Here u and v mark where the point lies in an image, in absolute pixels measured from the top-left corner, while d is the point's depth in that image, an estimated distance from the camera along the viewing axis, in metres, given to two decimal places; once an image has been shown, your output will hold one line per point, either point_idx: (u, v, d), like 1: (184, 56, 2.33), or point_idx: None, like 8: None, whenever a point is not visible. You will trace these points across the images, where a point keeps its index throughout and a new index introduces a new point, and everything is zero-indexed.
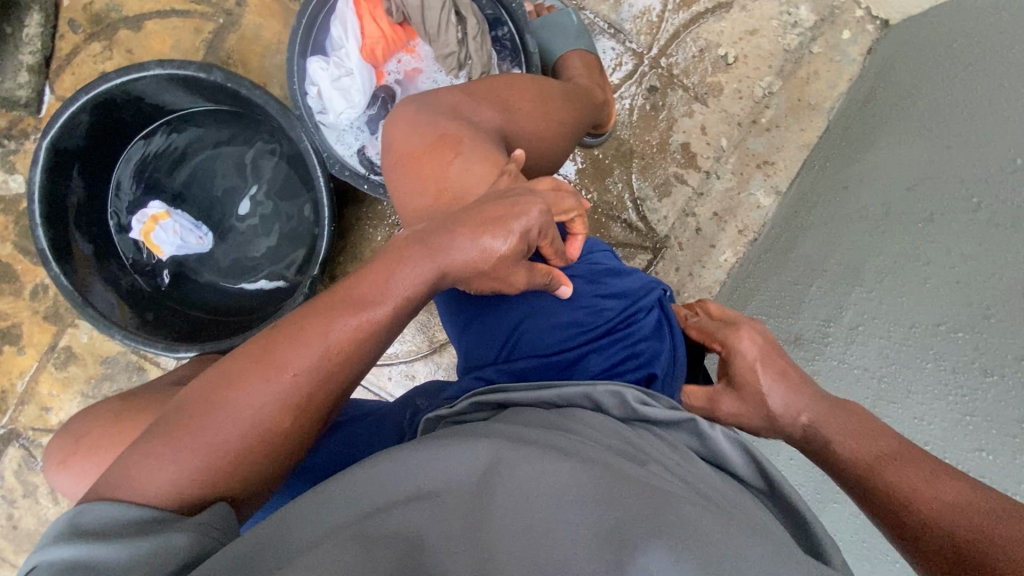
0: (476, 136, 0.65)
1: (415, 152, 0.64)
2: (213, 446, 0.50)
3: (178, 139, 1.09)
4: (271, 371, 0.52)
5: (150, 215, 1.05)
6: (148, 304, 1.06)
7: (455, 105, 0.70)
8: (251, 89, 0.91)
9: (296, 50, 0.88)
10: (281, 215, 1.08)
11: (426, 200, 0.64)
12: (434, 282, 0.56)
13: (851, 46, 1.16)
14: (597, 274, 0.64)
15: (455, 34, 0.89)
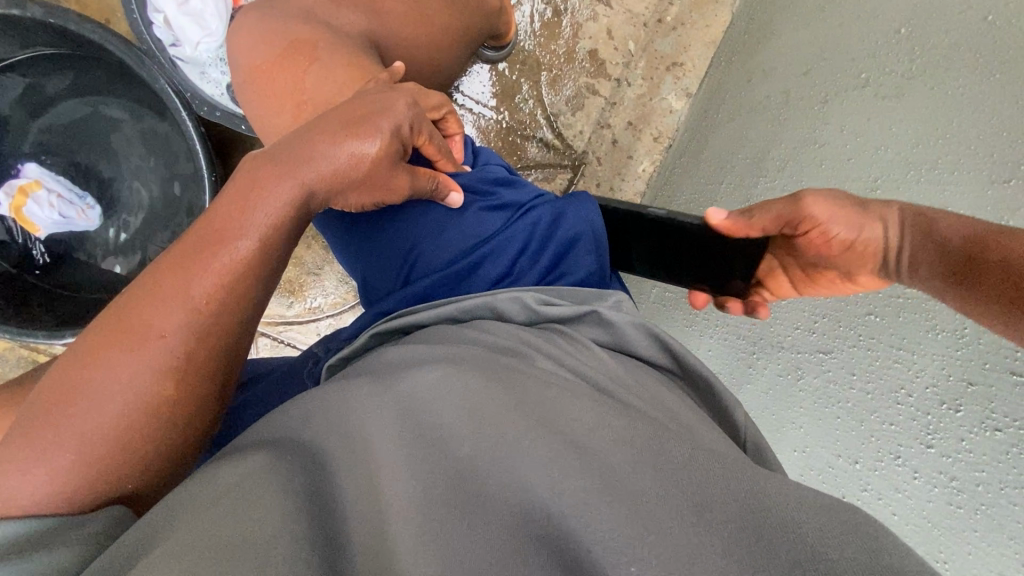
0: (332, 41, 0.66)
1: (270, 66, 0.67)
2: (88, 432, 0.45)
3: (15, 95, 0.93)
4: (136, 335, 0.47)
5: (20, 185, 0.93)
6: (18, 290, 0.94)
7: (305, 18, 0.68)
8: (79, 23, 0.77)
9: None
10: (157, 173, 0.96)
11: (289, 114, 0.66)
12: (302, 199, 0.55)
13: None
14: (482, 188, 0.68)
15: None
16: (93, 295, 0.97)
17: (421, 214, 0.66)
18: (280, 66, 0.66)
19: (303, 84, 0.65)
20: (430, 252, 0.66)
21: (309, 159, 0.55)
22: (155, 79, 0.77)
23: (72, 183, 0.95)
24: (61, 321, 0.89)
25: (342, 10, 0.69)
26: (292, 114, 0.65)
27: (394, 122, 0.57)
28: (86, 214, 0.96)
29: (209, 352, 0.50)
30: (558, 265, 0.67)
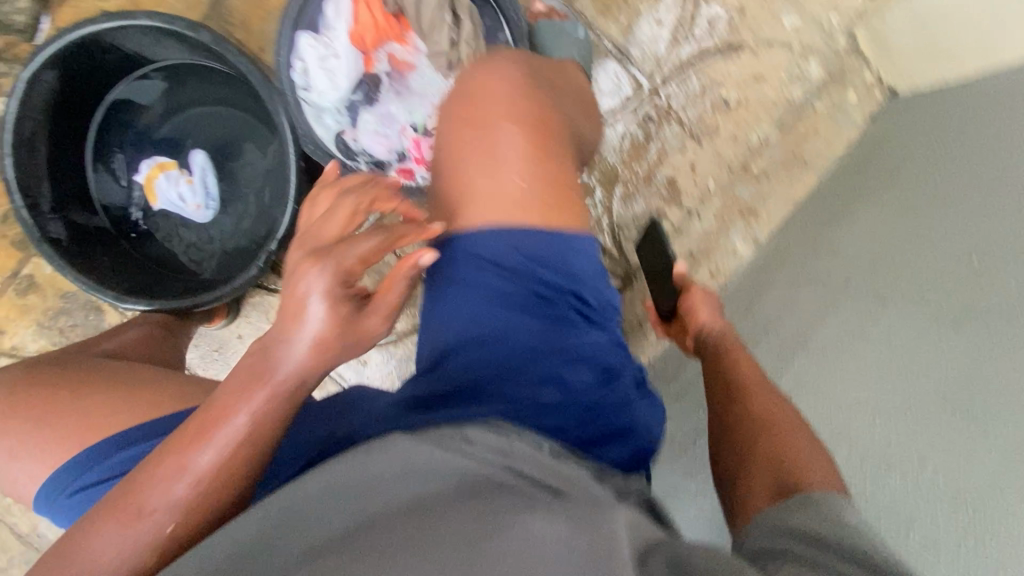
0: (526, 116, 0.70)
1: (468, 113, 0.69)
2: (147, 520, 0.53)
3: (165, 88, 1.06)
4: (190, 448, 0.55)
5: (164, 163, 1.05)
6: (116, 252, 1.04)
7: (542, 99, 0.72)
8: (236, 57, 0.88)
9: (286, 29, 0.87)
10: (260, 185, 1.07)
11: (460, 161, 0.69)
12: (317, 343, 0.59)
13: (855, 109, 1.14)
14: (572, 311, 0.70)
15: (448, 35, 0.87)
16: (168, 272, 1.05)
17: (512, 306, 0.68)
18: (451, 126, 0.70)
19: (490, 154, 0.68)
20: (505, 346, 0.67)
21: (289, 319, 0.59)
22: (280, 115, 0.87)
23: (204, 179, 1.06)
24: (132, 287, 0.97)
25: (540, 90, 0.73)
26: (455, 178, 0.70)
27: (341, 265, 0.60)
28: (199, 209, 1.06)
29: (233, 466, 0.55)
30: (610, 405, 0.68)
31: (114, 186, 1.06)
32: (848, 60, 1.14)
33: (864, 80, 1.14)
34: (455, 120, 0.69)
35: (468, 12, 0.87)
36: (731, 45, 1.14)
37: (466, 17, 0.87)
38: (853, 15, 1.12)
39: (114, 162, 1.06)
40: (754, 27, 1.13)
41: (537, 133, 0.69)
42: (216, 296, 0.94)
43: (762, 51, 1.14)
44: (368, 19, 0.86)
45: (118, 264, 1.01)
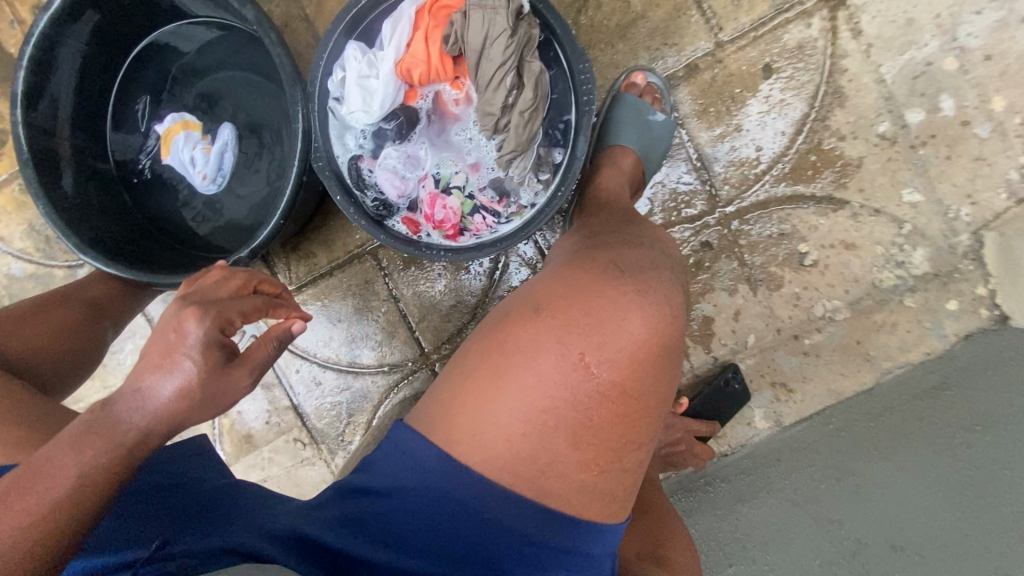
0: (613, 365, 0.53)
1: (552, 312, 0.54)
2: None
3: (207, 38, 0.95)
4: (44, 477, 0.47)
5: (188, 120, 0.93)
6: (110, 193, 0.97)
7: (656, 355, 0.55)
8: (272, 45, 0.78)
9: (335, 33, 0.78)
10: (269, 169, 0.95)
11: (492, 340, 0.55)
12: (198, 387, 0.53)
13: (950, 319, 0.95)
14: None
15: (502, 98, 0.73)
16: (149, 230, 0.98)
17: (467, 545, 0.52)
18: (513, 330, 0.55)
19: (548, 393, 0.52)
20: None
21: (164, 364, 0.52)
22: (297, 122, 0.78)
23: (224, 152, 0.94)
24: (100, 238, 0.89)
25: (648, 333, 0.54)
26: (484, 357, 0.55)
27: (222, 317, 0.55)
28: (204, 181, 0.94)
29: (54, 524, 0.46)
30: None
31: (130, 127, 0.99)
32: (964, 262, 0.94)
33: (974, 293, 0.94)
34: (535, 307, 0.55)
35: (534, 79, 0.73)
36: (831, 198, 0.96)
37: (531, 83, 0.74)
38: (990, 215, 0.92)
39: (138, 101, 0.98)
40: (866, 188, 0.95)
41: (627, 392, 0.53)
42: (170, 279, 0.84)
43: (864, 217, 0.96)
44: (421, 50, 0.75)
45: (106, 207, 0.94)
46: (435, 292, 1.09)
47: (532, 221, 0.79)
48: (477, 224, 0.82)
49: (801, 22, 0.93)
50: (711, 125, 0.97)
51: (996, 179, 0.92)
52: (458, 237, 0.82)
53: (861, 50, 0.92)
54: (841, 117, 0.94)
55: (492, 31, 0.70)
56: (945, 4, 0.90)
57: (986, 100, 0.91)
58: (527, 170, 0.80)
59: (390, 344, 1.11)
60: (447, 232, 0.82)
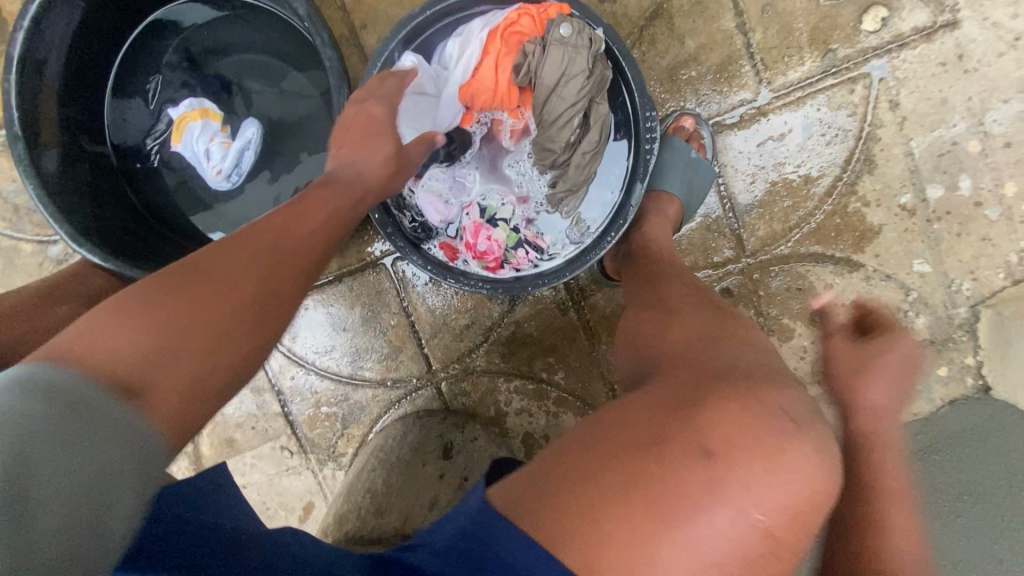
0: (783, 524, 0.52)
1: (732, 455, 0.52)
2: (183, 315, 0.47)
3: (234, 22, 0.90)
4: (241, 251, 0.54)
5: (204, 109, 0.88)
6: (108, 176, 0.90)
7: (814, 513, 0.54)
8: (323, 46, 0.72)
9: (393, 37, 0.71)
10: (291, 170, 0.91)
11: (656, 473, 0.51)
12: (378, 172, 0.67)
13: (940, 385, 1.01)
14: None
15: (567, 137, 0.71)
16: (150, 221, 0.91)
17: None
18: (686, 469, 0.51)
19: (716, 542, 0.50)
20: None
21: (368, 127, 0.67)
22: None
23: (240, 148, 0.89)
24: (98, 227, 0.82)
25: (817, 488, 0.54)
26: (649, 489, 0.51)
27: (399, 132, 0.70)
28: (217, 176, 0.89)
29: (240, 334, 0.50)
30: None
31: (139, 107, 0.92)
32: (958, 333, 1.00)
33: (964, 362, 1.00)
34: (714, 447, 0.52)
35: (602, 122, 0.72)
36: (848, 260, 1.00)
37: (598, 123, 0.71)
38: (988, 292, 0.98)
39: (150, 80, 0.91)
40: (881, 253, 0.99)
41: (789, 544, 0.53)
42: None
43: (875, 281, 1.00)
44: (491, 74, 0.71)
45: (104, 191, 0.87)
46: (449, 308, 1.05)
47: (578, 261, 0.77)
48: (519, 259, 0.80)
49: (844, 86, 0.95)
50: (745, 175, 0.98)
51: (997, 259, 0.98)
52: (498, 269, 0.79)
53: (895, 121, 0.96)
54: (869, 183, 0.97)
55: (570, 67, 0.67)
56: (977, 89, 0.94)
57: (1000, 185, 0.96)
58: (575, 207, 0.77)
59: (396, 358, 1.07)
60: (490, 266, 0.79)
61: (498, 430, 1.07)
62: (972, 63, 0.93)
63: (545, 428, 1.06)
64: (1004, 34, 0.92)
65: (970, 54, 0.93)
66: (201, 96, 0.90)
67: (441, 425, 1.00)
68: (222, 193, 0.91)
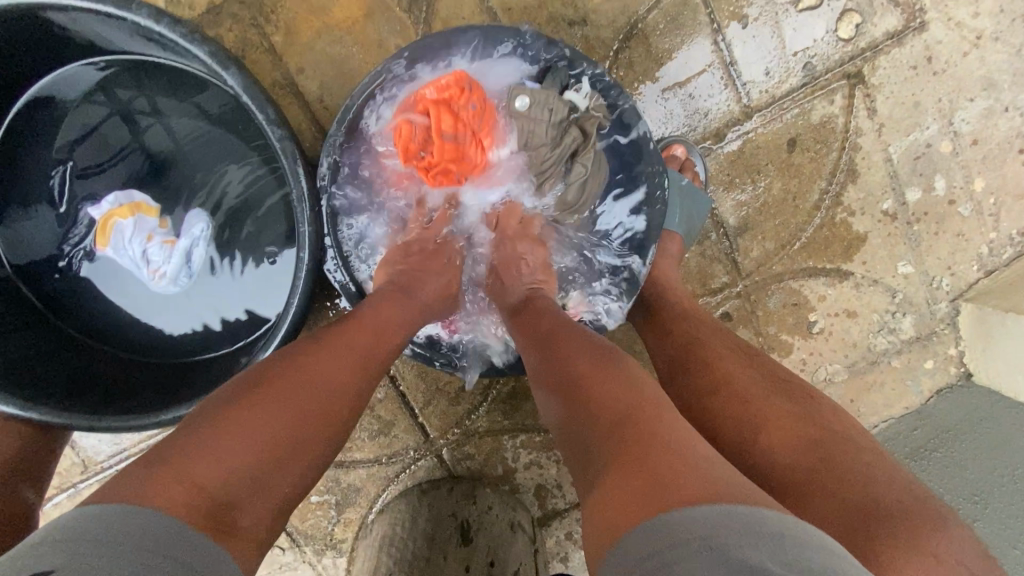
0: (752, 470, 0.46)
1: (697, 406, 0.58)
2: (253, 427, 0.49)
3: (139, 84, 0.73)
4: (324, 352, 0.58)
5: (134, 202, 0.74)
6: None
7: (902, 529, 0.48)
8: (271, 124, 0.59)
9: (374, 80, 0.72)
10: (237, 255, 0.77)
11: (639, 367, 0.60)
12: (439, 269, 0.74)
13: (926, 377, 1.04)
14: None
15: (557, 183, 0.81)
16: (77, 340, 0.74)
17: None
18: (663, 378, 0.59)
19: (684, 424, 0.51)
20: None
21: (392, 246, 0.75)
22: (305, 223, 0.63)
23: (185, 248, 0.75)
24: (9, 366, 0.65)
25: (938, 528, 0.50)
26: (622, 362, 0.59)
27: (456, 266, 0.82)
28: (160, 282, 0.75)
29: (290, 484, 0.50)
30: None
31: (44, 211, 0.75)
32: (940, 327, 1.03)
33: (946, 354, 1.03)
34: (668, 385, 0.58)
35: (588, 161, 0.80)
36: (838, 270, 0.99)
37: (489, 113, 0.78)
38: (965, 286, 1.01)
39: (50, 174, 0.74)
40: (868, 260, 0.99)
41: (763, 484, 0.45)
42: (129, 418, 0.63)
43: (865, 288, 1.00)
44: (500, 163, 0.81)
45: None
46: (441, 371, 0.97)
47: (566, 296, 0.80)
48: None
49: (825, 98, 0.92)
50: (733, 198, 0.94)
51: (971, 253, 1.01)
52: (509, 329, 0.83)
53: (874, 129, 0.94)
54: (853, 192, 0.96)
55: (556, 129, 0.78)
56: (947, 89, 0.94)
57: (969, 182, 0.98)
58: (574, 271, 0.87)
59: (389, 432, 0.97)
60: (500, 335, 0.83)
61: (509, 488, 1.00)
62: (941, 64, 0.94)
63: (557, 478, 1.01)
64: (967, 33, 0.93)
65: (938, 55, 0.93)
66: (127, 185, 0.75)
67: (450, 501, 0.92)
68: (166, 301, 0.77)
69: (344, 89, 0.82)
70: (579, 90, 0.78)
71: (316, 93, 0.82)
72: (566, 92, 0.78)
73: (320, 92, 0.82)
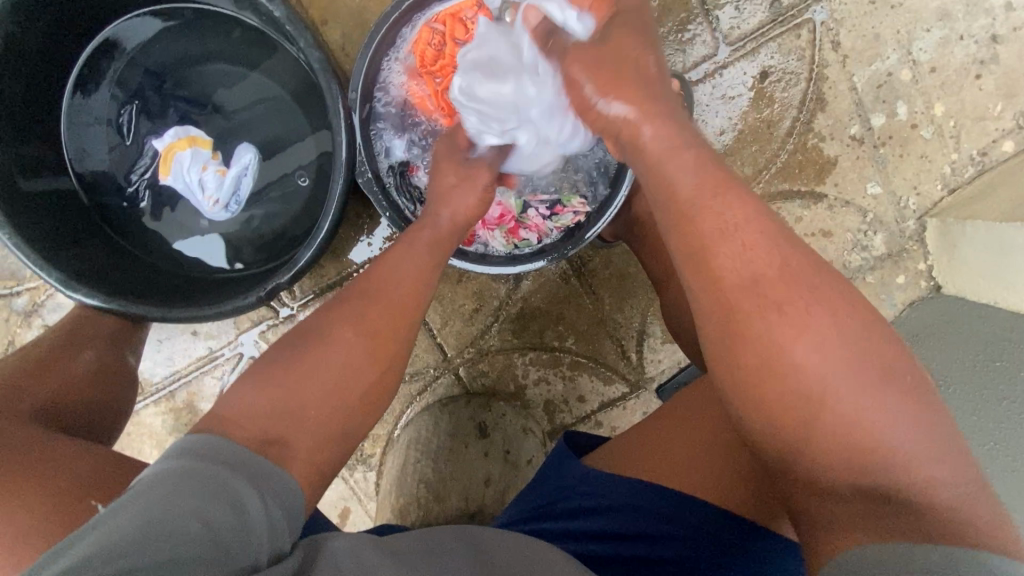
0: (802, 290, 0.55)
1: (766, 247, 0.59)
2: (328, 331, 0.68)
3: (190, 33, 0.85)
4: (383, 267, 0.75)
5: (191, 136, 0.85)
6: (78, 211, 0.84)
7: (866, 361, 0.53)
8: (309, 48, 0.70)
9: (393, 14, 0.81)
10: (276, 180, 0.88)
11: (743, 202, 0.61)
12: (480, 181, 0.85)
13: (899, 290, 1.13)
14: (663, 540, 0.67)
15: None
16: (136, 255, 0.85)
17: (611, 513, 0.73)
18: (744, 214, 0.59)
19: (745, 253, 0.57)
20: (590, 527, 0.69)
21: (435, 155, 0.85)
22: (340, 133, 0.73)
23: (235, 177, 0.86)
24: (90, 268, 0.76)
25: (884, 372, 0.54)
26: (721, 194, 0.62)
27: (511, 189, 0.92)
28: (214, 207, 0.86)
29: (349, 400, 0.64)
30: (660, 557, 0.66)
31: (114, 146, 0.87)
32: (909, 243, 1.12)
33: (917, 268, 1.13)
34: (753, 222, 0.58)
35: None
36: (813, 193, 1.09)
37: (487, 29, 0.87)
38: (930, 204, 1.11)
39: (121, 114, 0.86)
40: (840, 182, 1.09)
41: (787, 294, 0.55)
42: (196, 309, 0.74)
43: (838, 209, 1.10)
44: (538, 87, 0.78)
45: (80, 228, 0.82)
46: (456, 295, 1.08)
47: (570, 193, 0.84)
48: (533, 222, 0.93)
49: (792, 33, 1.02)
50: (713, 128, 1.05)
51: (934, 173, 1.10)
52: (517, 233, 0.94)
53: (839, 60, 1.04)
54: (823, 120, 1.06)
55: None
56: (904, 21, 1.04)
57: (930, 107, 1.08)
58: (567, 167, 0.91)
59: (411, 352, 1.08)
60: (510, 239, 0.94)
61: (521, 403, 1.11)
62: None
63: (564, 394, 1.12)
64: None
65: None
66: (185, 121, 0.87)
67: (469, 408, 1.01)
68: (216, 224, 0.88)
69: (363, 37, 0.93)
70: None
71: (339, 41, 0.93)
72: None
73: (342, 41, 0.93)
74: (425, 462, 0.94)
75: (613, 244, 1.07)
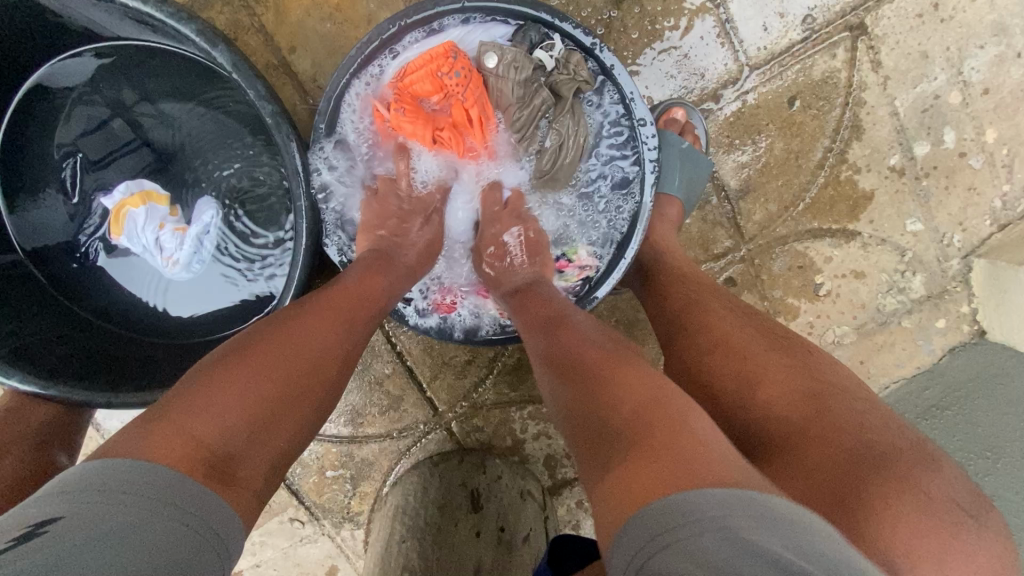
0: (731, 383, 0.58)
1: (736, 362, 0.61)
2: (275, 344, 0.55)
3: (139, 71, 0.75)
4: (344, 298, 0.63)
5: (144, 190, 0.75)
6: (18, 276, 0.75)
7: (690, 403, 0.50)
8: (261, 97, 0.60)
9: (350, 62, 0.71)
10: (239, 238, 0.79)
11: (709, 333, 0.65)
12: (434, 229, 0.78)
13: (938, 336, 1.01)
14: None
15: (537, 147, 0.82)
16: (86, 323, 0.77)
17: None
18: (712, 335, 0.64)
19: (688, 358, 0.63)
20: None
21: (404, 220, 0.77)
22: (300, 200, 0.64)
23: (197, 236, 0.77)
24: (27, 348, 0.67)
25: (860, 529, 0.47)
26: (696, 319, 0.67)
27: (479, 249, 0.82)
28: (174, 268, 0.77)
29: (262, 465, 0.49)
30: None
31: (59, 203, 0.77)
32: (951, 284, 1.01)
33: (959, 311, 1.01)
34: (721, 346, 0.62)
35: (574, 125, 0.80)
36: (845, 230, 0.97)
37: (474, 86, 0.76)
38: (977, 242, 0.99)
39: (63, 167, 0.77)
40: (875, 218, 0.97)
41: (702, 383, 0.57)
42: (143, 396, 0.66)
43: (872, 247, 0.98)
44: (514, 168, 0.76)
45: (20, 297, 0.73)
46: (446, 345, 0.99)
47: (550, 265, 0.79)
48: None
49: (827, 52, 0.90)
50: (734, 160, 0.93)
51: (983, 207, 0.98)
52: None
53: (879, 82, 0.92)
54: (858, 149, 0.94)
55: (525, 89, 0.78)
56: (954, 37, 0.92)
57: (981, 134, 0.95)
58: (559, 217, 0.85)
59: (399, 406, 1.00)
60: (501, 315, 0.83)
61: (519, 459, 1.02)
62: (948, 11, 0.91)
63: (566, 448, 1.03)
64: None
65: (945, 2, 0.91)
66: (138, 175, 0.77)
67: (460, 470, 0.94)
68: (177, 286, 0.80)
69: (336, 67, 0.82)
70: (548, 48, 0.77)
71: (309, 72, 0.82)
72: (535, 51, 0.78)
73: (313, 72, 0.82)
74: (411, 542, 0.84)
75: (620, 290, 0.97)
